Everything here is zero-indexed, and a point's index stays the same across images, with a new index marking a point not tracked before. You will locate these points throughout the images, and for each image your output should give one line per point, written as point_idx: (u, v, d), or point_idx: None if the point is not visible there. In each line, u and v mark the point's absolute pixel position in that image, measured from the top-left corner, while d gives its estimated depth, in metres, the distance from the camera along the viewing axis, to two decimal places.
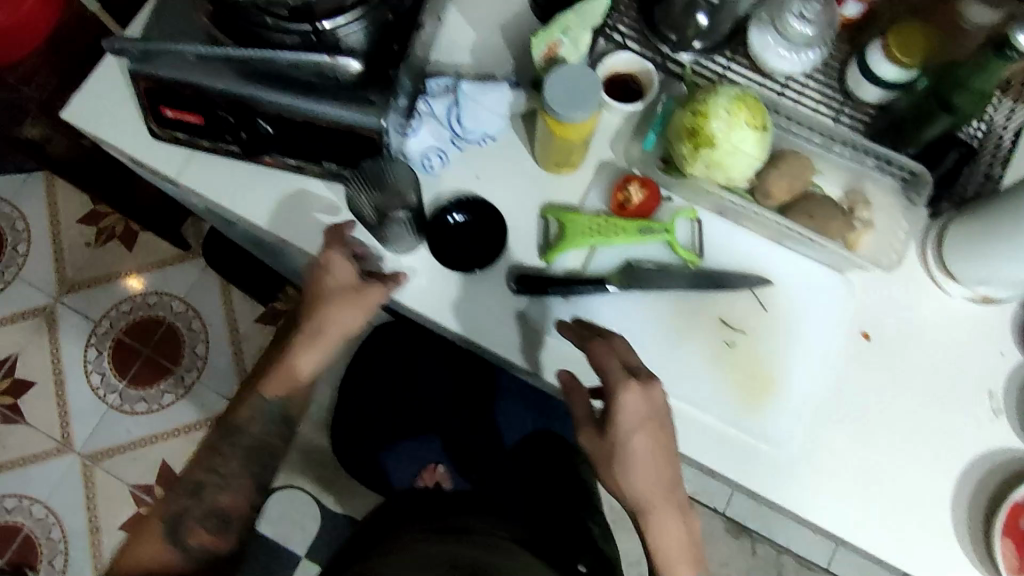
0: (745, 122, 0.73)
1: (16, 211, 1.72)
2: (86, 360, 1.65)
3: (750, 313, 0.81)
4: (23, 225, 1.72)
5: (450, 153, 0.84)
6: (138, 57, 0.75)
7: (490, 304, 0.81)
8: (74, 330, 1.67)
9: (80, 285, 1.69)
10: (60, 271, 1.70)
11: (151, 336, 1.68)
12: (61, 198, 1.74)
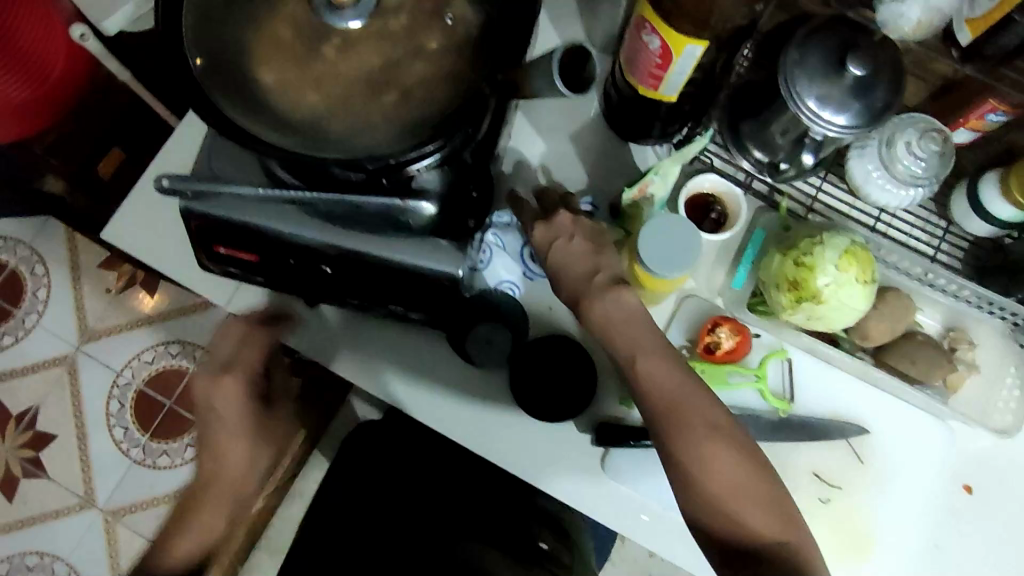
0: (854, 278, 0.67)
1: (34, 254, 1.60)
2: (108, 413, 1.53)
3: (845, 468, 0.76)
4: (42, 269, 1.59)
5: (521, 283, 0.79)
6: (194, 199, 0.70)
7: (566, 451, 0.78)
8: (94, 381, 1.54)
9: (102, 335, 1.56)
10: (79, 319, 1.57)
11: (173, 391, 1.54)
12: (78, 238, 1.60)
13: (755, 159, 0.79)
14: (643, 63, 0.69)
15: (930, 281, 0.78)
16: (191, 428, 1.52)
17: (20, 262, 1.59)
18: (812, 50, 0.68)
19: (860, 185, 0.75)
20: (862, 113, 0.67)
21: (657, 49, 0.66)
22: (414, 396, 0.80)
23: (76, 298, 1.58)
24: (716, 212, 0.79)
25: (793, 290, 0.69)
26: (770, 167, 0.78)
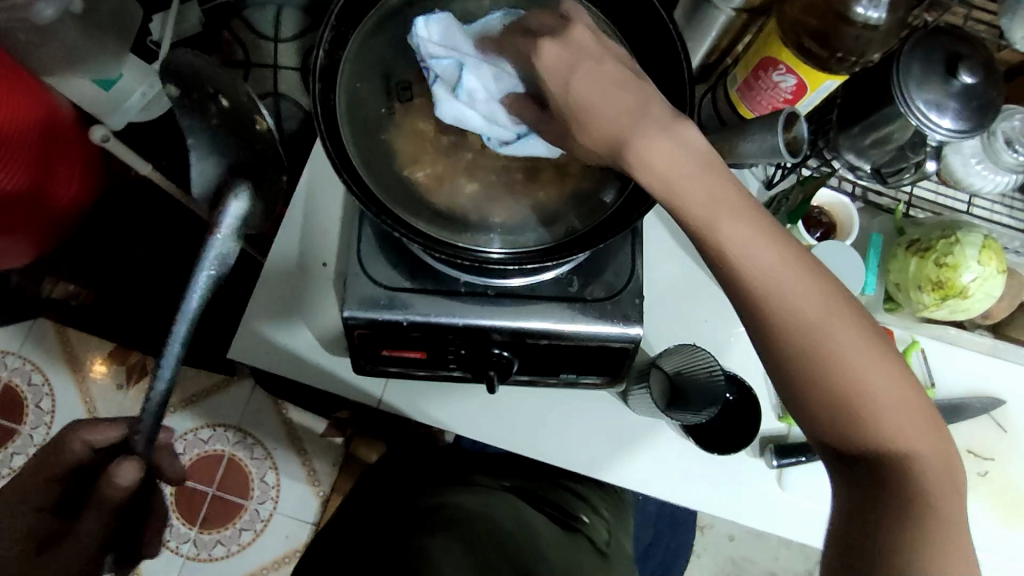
0: (997, 269, 0.73)
1: (25, 362, 1.40)
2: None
3: (992, 441, 0.81)
4: (38, 376, 1.39)
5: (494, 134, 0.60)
6: (357, 307, 0.69)
7: (742, 479, 0.79)
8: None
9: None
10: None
11: (213, 477, 1.39)
12: (75, 336, 1.42)
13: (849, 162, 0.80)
14: (765, 98, 0.75)
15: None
16: (242, 511, 1.38)
17: (10, 375, 1.39)
18: (911, 59, 0.68)
19: (961, 176, 0.81)
20: (972, 117, 0.67)
21: (789, 87, 0.73)
22: (582, 455, 0.79)
23: (84, 401, 1.39)
24: (826, 224, 0.82)
25: (941, 288, 0.74)
26: (872, 171, 0.79)
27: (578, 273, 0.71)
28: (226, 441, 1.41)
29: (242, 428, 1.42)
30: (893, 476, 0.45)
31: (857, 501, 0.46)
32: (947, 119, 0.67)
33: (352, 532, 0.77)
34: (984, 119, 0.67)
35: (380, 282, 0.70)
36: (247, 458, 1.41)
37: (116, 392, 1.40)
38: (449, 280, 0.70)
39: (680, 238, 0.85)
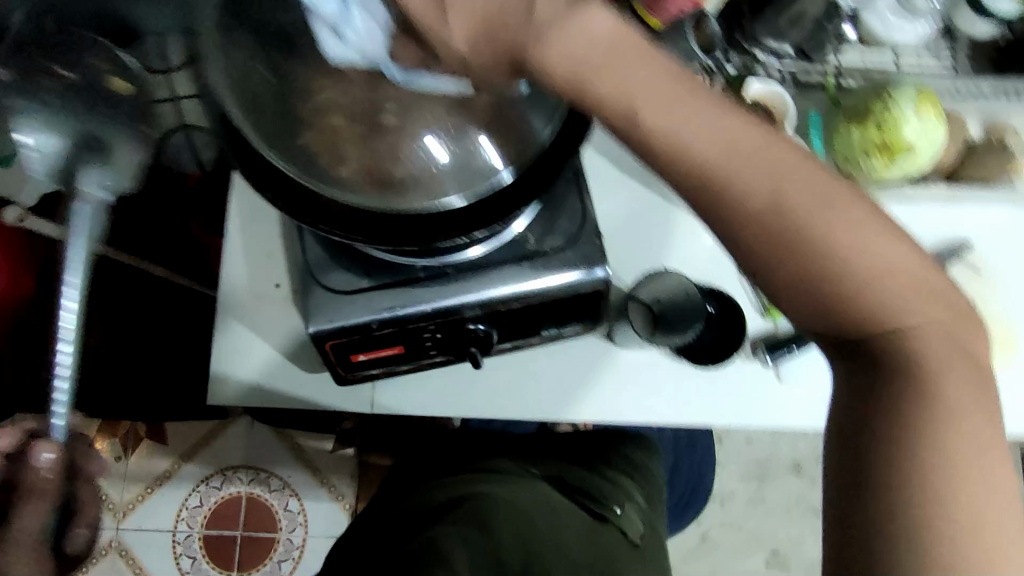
0: (935, 116, 0.74)
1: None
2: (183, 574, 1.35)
3: (972, 284, 0.81)
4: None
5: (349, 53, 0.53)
6: (321, 322, 0.67)
7: (742, 385, 0.80)
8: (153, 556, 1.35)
9: (133, 506, 1.36)
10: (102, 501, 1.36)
11: (237, 520, 1.38)
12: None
13: (770, 48, 0.82)
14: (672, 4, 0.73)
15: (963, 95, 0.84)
16: (276, 544, 1.37)
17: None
18: None
19: (883, 35, 0.82)
20: None
21: None
22: (583, 404, 0.78)
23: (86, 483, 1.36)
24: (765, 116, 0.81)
25: (886, 149, 0.74)
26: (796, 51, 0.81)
27: (531, 230, 0.69)
28: (242, 482, 1.40)
29: (256, 465, 1.41)
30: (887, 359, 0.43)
31: (851, 407, 0.44)
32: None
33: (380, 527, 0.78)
34: None
35: (341, 288, 0.68)
36: (265, 493, 1.40)
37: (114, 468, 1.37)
38: (406, 268, 0.68)
39: (626, 166, 0.83)
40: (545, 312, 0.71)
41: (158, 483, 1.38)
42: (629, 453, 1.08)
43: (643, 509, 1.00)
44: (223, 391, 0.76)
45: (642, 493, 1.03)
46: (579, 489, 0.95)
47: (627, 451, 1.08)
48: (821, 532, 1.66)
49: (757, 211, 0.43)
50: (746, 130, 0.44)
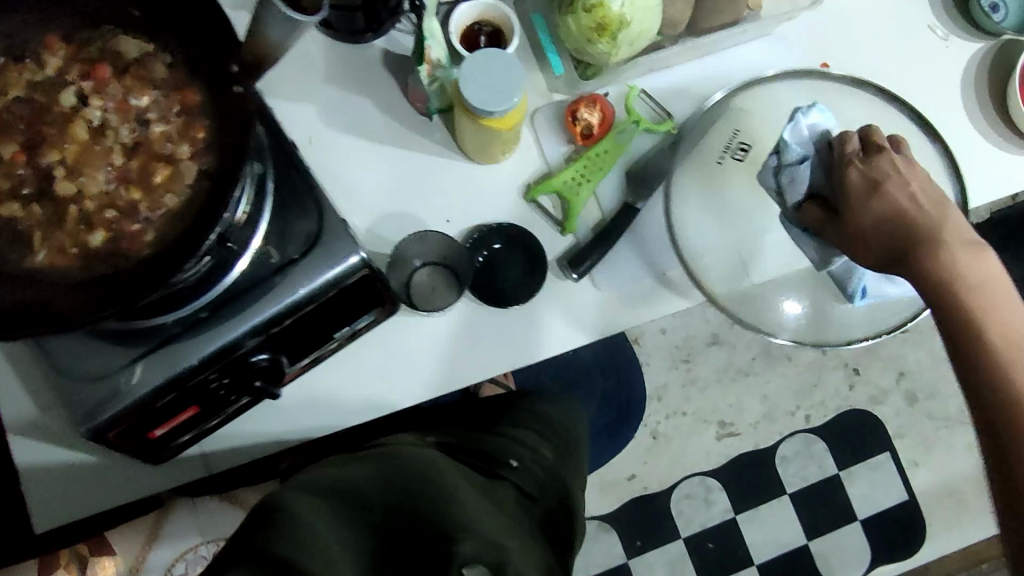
0: None
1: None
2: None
3: (747, 125, 0.82)
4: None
5: None
6: (88, 419, 0.62)
7: (564, 306, 0.77)
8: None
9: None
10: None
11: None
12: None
13: None
14: None
15: None
16: None
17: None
18: None
19: None
20: None
21: None
22: (409, 385, 0.75)
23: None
24: (491, 34, 0.78)
25: (604, 29, 0.71)
26: None
27: (271, 242, 0.64)
28: None
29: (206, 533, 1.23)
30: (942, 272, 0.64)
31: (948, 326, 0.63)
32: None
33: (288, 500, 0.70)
34: None
35: (97, 375, 0.62)
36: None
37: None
38: (155, 330, 0.63)
39: (375, 135, 0.78)
40: (328, 315, 0.68)
41: None
42: (538, 411, 1.08)
43: (548, 452, 0.99)
44: (50, 510, 0.72)
45: (556, 442, 1.03)
46: (478, 449, 0.93)
47: (546, 412, 1.09)
48: (804, 399, 1.53)
49: (897, 243, 0.68)
50: None
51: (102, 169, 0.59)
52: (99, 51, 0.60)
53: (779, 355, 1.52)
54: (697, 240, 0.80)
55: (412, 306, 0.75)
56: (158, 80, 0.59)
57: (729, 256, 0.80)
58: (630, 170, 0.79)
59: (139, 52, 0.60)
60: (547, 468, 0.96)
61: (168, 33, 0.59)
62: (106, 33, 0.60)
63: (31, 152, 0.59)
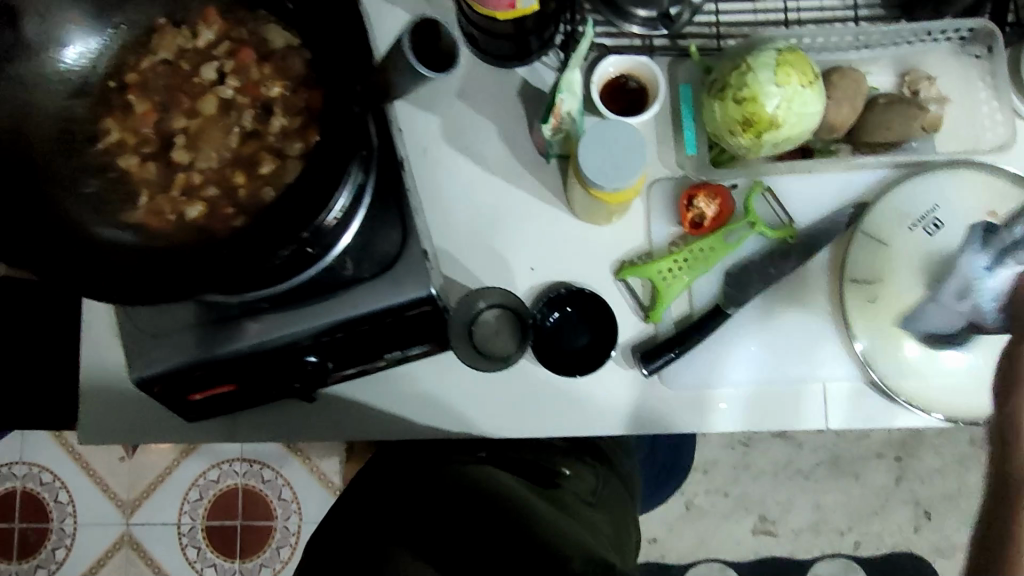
0: (800, 83, 0.63)
1: (32, 465, 1.31)
2: (191, 563, 1.30)
3: (878, 258, 0.73)
4: (47, 474, 1.30)
5: None
6: (143, 368, 0.65)
7: (617, 392, 0.74)
8: (162, 548, 1.30)
9: (142, 501, 1.30)
10: (110, 497, 1.30)
11: (235, 510, 1.31)
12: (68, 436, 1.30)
13: (642, 19, 0.74)
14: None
15: (863, 46, 0.75)
16: (273, 532, 1.31)
17: (23, 481, 1.30)
18: None
19: None
20: None
21: None
22: (446, 421, 0.74)
23: (96, 482, 1.30)
24: (636, 90, 0.75)
25: (750, 125, 0.65)
26: (662, 19, 0.73)
27: (348, 253, 0.64)
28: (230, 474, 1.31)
29: (241, 457, 1.31)
30: None
31: None
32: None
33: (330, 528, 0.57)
34: None
35: (158, 332, 0.65)
36: (259, 484, 1.31)
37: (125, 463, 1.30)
38: (221, 305, 0.64)
39: (486, 163, 0.76)
40: (382, 336, 0.67)
41: (149, 490, 1.31)
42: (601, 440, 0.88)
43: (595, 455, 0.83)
44: None
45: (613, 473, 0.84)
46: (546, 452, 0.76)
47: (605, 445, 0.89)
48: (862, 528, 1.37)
49: None
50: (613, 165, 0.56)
51: (217, 146, 0.61)
52: (247, 36, 0.62)
53: (847, 470, 1.37)
54: (784, 364, 0.73)
55: (468, 363, 0.72)
56: (291, 76, 0.60)
57: (812, 386, 0.73)
58: (730, 272, 0.73)
59: (282, 45, 0.61)
60: (607, 490, 0.78)
61: (308, 32, 0.58)
62: (259, 20, 0.62)
63: (161, 112, 0.62)
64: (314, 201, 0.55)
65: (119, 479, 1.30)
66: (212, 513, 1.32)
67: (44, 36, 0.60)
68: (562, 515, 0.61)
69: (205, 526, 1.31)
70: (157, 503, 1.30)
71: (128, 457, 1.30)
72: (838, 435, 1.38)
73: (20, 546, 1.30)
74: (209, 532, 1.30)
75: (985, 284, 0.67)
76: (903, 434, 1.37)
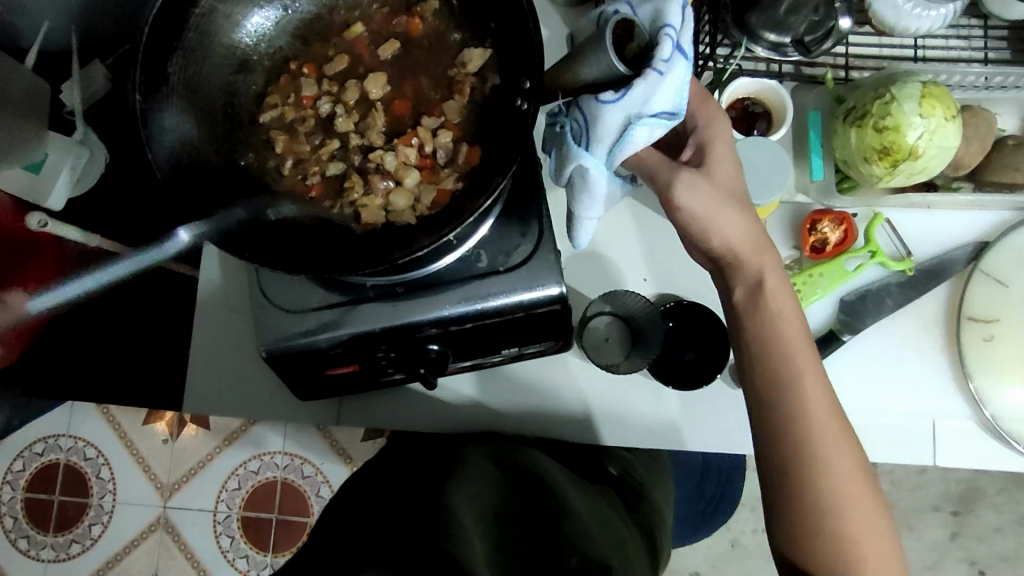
0: (944, 116, 0.65)
1: (78, 440, 1.30)
2: (223, 553, 1.28)
3: (995, 297, 0.72)
4: (92, 449, 1.30)
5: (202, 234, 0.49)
6: (271, 341, 0.66)
7: (721, 411, 0.75)
8: (197, 533, 1.28)
9: (181, 485, 1.29)
10: (152, 478, 1.29)
11: (272, 503, 1.29)
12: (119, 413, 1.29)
13: (770, 43, 0.70)
14: None
15: (993, 85, 0.74)
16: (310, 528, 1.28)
17: (67, 454, 1.29)
18: None
19: (893, 23, 0.71)
20: None
21: None
22: (550, 420, 0.76)
23: (138, 462, 1.29)
24: (761, 116, 0.75)
25: (888, 154, 0.66)
26: (795, 45, 0.70)
27: (484, 247, 0.66)
28: (272, 465, 1.29)
29: (285, 449, 1.29)
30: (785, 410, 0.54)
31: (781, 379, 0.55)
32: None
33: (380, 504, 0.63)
34: None
35: (289, 305, 0.66)
36: (299, 479, 1.29)
37: (167, 446, 1.29)
38: (355, 288, 0.66)
39: None
40: (504, 331, 0.69)
41: (191, 474, 1.29)
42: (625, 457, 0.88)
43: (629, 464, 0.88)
44: (200, 396, 0.77)
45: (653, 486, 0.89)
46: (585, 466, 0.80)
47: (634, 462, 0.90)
48: None
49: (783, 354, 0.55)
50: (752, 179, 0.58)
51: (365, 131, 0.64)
52: (407, 35, 0.65)
53: (899, 521, 1.26)
54: (891, 394, 0.73)
55: (601, 366, 0.74)
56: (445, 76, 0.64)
57: (918, 420, 0.73)
58: (847, 299, 0.73)
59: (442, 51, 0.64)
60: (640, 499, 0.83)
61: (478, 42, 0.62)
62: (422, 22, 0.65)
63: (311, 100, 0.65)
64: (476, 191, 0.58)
65: (162, 460, 1.29)
66: (249, 504, 1.29)
67: (222, 11, 0.60)
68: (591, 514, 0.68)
69: (241, 515, 1.29)
70: (197, 489, 1.28)
71: (174, 439, 1.29)
72: (892, 482, 1.27)
73: (56, 519, 1.29)
74: (248, 521, 1.28)
75: (614, 123, 0.54)
76: (963, 487, 1.26)
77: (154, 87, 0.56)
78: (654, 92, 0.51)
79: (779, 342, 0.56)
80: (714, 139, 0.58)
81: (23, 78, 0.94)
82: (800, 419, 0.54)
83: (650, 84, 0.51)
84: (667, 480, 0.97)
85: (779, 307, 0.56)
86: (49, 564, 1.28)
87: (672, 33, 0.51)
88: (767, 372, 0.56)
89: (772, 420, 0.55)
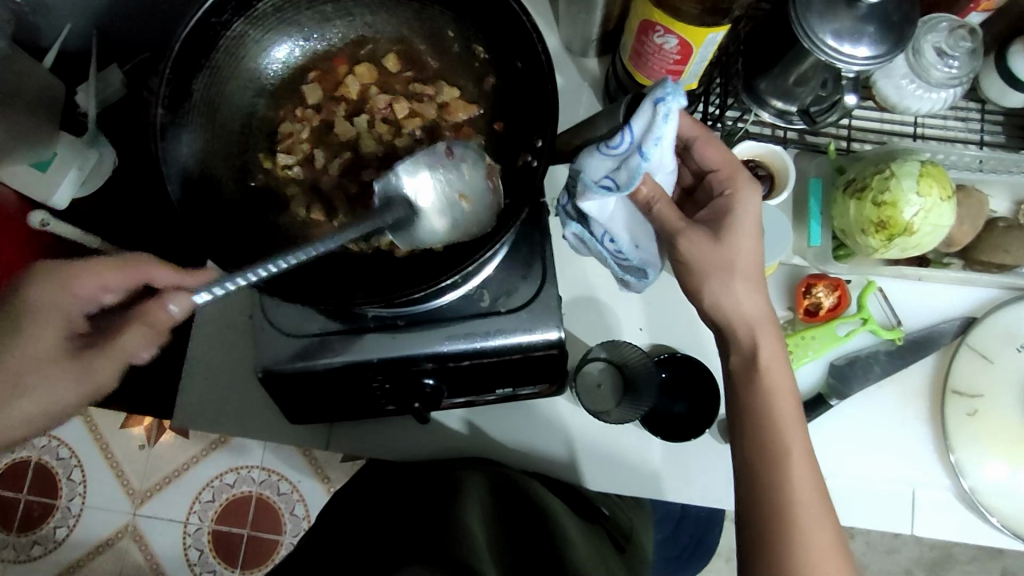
0: (940, 197, 0.68)
1: (52, 438, 1.29)
2: (191, 565, 1.25)
3: (979, 373, 0.74)
4: (64, 450, 1.28)
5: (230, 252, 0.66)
6: (269, 362, 0.66)
7: (708, 465, 0.75)
8: (165, 543, 1.26)
9: (154, 492, 1.27)
10: (124, 484, 1.27)
11: (246, 518, 1.27)
12: (98, 416, 1.29)
13: (775, 109, 0.73)
14: (655, 63, 0.67)
15: (984, 168, 0.76)
16: (279, 547, 1.26)
17: (39, 453, 1.28)
18: None
19: (897, 101, 0.75)
20: (882, 37, 0.61)
21: (674, 47, 0.64)
22: (538, 461, 0.76)
23: (111, 467, 1.28)
24: (765, 178, 0.76)
25: (885, 228, 0.68)
26: (800, 113, 0.72)
27: (486, 287, 0.67)
28: (248, 479, 1.27)
29: (262, 464, 1.27)
30: (769, 467, 0.57)
31: (766, 445, 0.57)
32: (863, 47, 0.61)
33: (374, 527, 0.63)
34: (891, 42, 0.61)
35: (290, 329, 0.67)
36: (274, 495, 1.27)
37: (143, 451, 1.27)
38: (356, 317, 0.66)
39: None
40: (500, 371, 0.69)
41: (164, 482, 1.27)
42: (615, 499, 0.88)
43: (615, 501, 0.88)
44: (188, 406, 0.77)
45: (636, 530, 0.89)
46: (579, 502, 0.79)
47: (621, 503, 0.89)
48: None
49: (774, 419, 0.58)
50: (751, 247, 0.60)
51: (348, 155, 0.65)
52: (426, 93, 0.67)
53: None
54: (870, 459, 0.74)
55: (591, 412, 0.74)
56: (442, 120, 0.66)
57: (895, 487, 0.74)
58: (836, 362, 0.75)
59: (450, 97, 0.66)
60: (624, 543, 0.82)
61: (500, 94, 0.65)
62: (436, 77, 0.67)
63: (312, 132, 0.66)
64: (476, 241, 0.60)
65: (136, 465, 1.28)
66: (220, 518, 1.27)
67: (252, 36, 0.62)
68: (584, 542, 0.68)
69: (211, 528, 1.27)
70: (170, 497, 1.27)
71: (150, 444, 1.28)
72: (867, 543, 1.27)
73: (22, 518, 1.27)
74: (218, 535, 1.26)
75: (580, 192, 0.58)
76: (937, 553, 1.26)
77: (177, 103, 0.57)
78: (596, 171, 0.56)
79: (769, 422, 0.58)
80: (726, 213, 0.60)
81: (38, 78, 0.94)
82: (788, 492, 0.56)
83: (592, 163, 0.56)
84: (647, 526, 0.97)
85: (766, 384, 0.58)
86: (9, 564, 1.26)
87: (628, 136, 0.54)
88: (757, 443, 0.58)
89: (757, 494, 0.57)
